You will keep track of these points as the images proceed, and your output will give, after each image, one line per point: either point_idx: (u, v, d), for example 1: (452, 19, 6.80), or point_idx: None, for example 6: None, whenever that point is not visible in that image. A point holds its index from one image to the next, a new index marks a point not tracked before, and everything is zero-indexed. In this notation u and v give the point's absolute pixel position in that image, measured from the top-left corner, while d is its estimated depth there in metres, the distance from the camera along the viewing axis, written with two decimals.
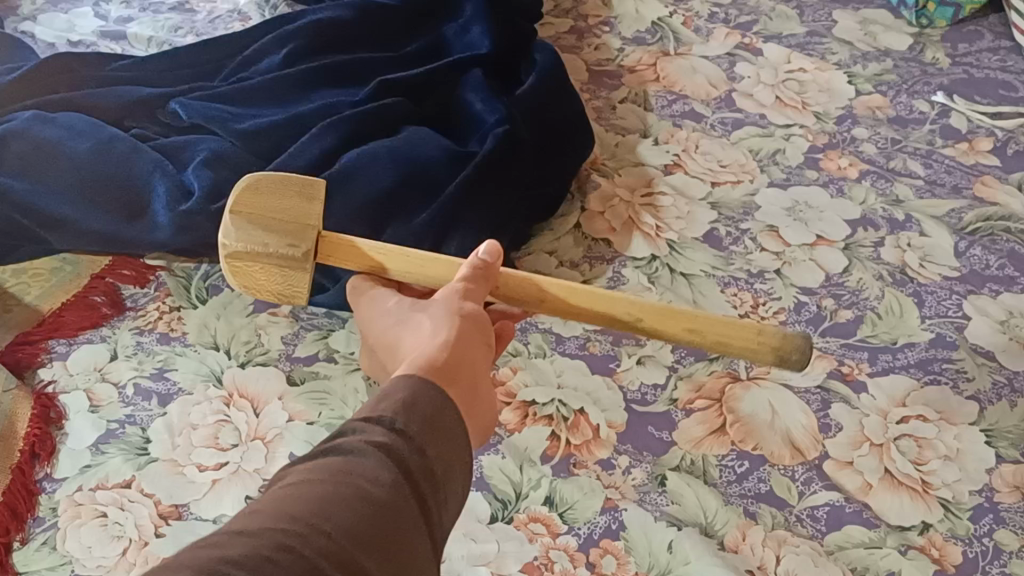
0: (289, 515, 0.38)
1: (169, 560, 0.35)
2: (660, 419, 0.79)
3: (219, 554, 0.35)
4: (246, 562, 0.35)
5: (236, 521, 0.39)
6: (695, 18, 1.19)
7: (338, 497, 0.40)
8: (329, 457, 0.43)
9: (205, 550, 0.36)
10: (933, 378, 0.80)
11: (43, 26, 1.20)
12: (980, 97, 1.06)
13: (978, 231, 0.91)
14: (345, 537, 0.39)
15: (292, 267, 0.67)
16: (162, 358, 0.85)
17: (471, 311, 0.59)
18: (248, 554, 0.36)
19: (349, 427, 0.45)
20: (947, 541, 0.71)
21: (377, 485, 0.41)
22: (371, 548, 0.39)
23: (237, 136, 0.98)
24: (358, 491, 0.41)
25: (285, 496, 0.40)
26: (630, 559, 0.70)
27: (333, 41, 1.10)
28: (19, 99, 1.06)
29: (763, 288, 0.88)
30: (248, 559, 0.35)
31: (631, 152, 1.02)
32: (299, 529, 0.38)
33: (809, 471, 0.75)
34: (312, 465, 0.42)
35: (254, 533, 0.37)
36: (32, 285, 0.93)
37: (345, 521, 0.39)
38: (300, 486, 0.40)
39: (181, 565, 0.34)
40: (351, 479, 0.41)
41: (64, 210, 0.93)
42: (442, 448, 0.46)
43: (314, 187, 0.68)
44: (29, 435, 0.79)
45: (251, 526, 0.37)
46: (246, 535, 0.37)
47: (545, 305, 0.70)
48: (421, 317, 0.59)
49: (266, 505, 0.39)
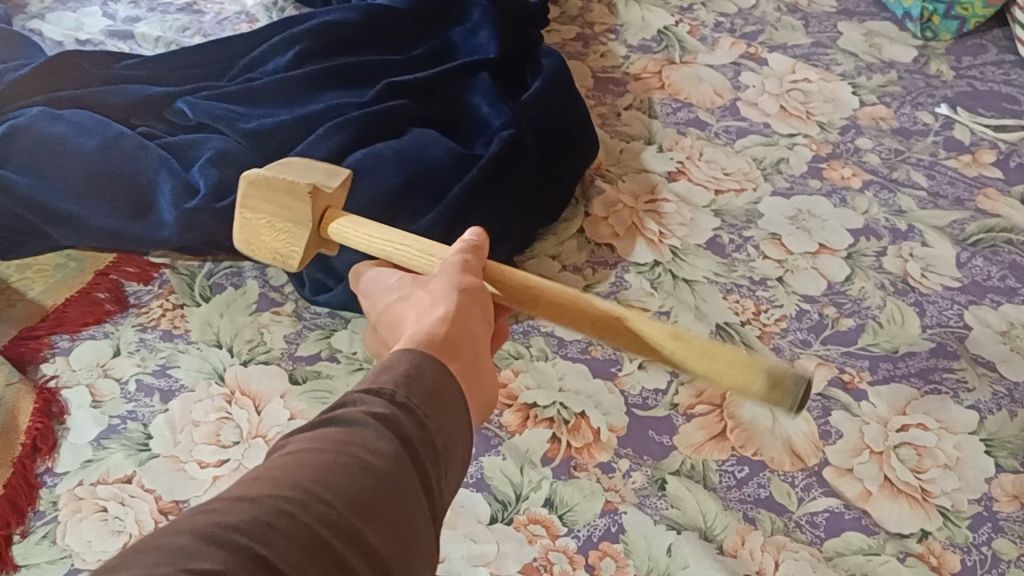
0: (290, 483, 0.38)
1: (171, 524, 0.36)
2: (660, 423, 0.79)
3: (220, 519, 0.36)
4: (246, 528, 0.35)
5: (238, 488, 0.39)
6: (700, 27, 1.20)
7: (338, 467, 0.40)
8: (329, 427, 0.43)
9: (206, 515, 0.36)
10: (933, 387, 0.81)
11: (52, 25, 1.21)
12: (983, 109, 1.06)
13: (980, 242, 0.92)
14: (345, 506, 0.39)
15: (292, 219, 0.69)
16: (165, 355, 0.86)
17: (472, 285, 0.58)
18: (248, 519, 0.36)
19: (350, 399, 0.45)
20: (946, 549, 0.71)
21: (377, 456, 0.41)
22: (371, 517, 0.39)
23: (243, 135, 0.98)
24: (358, 461, 0.41)
25: (285, 465, 0.40)
26: (629, 561, 0.70)
27: (341, 43, 1.11)
28: (26, 96, 1.07)
29: (765, 295, 0.88)
30: (249, 524, 0.36)
31: (635, 159, 1.02)
32: (299, 496, 0.38)
33: (809, 477, 0.75)
34: (313, 435, 0.42)
35: (255, 499, 0.37)
36: (36, 281, 0.93)
37: (345, 491, 0.39)
38: (301, 456, 0.40)
39: (182, 529, 0.35)
40: (352, 450, 0.41)
41: (69, 207, 0.94)
42: (443, 422, 0.46)
43: (339, 171, 0.71)
44: (31, 429, 0.80)
45: (252, 492, 0.38)
46: (247, 501, 0.37)
47: (538, 305, 0.66)
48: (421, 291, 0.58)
49: (267, 473, 0.39)
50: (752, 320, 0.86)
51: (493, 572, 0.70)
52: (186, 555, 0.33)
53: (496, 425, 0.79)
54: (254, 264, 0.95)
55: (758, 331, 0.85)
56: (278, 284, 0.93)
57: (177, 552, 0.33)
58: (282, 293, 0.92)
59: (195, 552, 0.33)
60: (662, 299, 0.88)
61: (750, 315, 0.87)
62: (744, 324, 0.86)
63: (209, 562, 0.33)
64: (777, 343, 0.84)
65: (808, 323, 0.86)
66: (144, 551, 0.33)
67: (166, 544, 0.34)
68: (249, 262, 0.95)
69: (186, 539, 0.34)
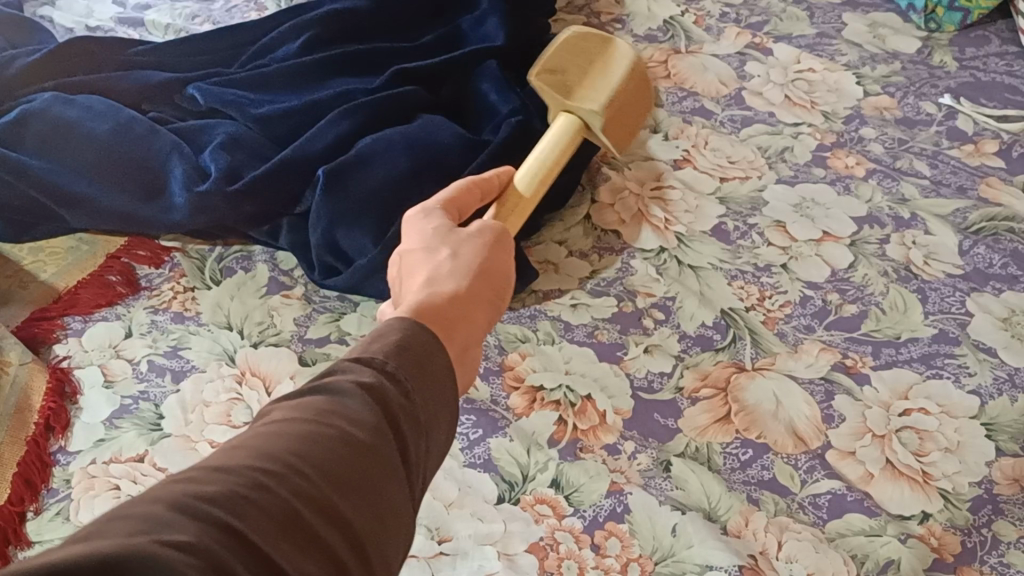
0: (268, 455, 0.37)
1: (145, 492, 0.35)
2: (666, 407, 0.80)
3: (193, 489, 0.34)
4: (221, 500, 0.34)
5: (216, 455, 0.38)
6: (706, 17, 1.20)
7: (319, 437, 0.39)
8: (311, 400, 0.42)
9: (181, 484, 0.35)
10: (935, 372, 0.82)
11: (62, 11, 1.22)
12: (986, 100, 1.07)
13: (982, 230, 0.93)
14: (322, 480, 0.38)
15: (618, 126, 0.85)
16: (176, 337, 0.87)
17: (486, 264, 0.59)
18: (223, 490, 0.35)
19: (337, 367, 0.45)
20: (946, 531, 0.72)
21: (358, 428, 0.41)
22: (346, 493, 0.38)
23: (254, 120, 1.00)
24: (338, 433, 0.40)
25: (265, 436, 0.39)
26: (634, 541, 0.72)
27: (349, 29, 1.12)
28: (38, 82, 1.08)
29: (769, 281, 0.89)
30: (224, 497, 0.34)
31: (641, 147, 1.04)
32: (276, 469, 0.37)
33: (812, 460, 0.76)
34: (295, 406, 0.42)
35: (232, 469, 0.36)
36: (48, 264, 0.95)
37: (323, 465, 0.38)
38: (278, 429, 0.40)
39: (155, 497, 0.34)
40: (332, 421, 0.41)
41: (82, 189, 0.95)
42: (429, 392, 0.46)
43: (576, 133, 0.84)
44: (45, 409, 0.81)
45: (230, 461, 0.37)
46: (223, 472, 0.36)
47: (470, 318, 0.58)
48: (427, 263, 0.58)
49: (245, 443, 0.39)
50: (757, 306, 0.87)
51: (500, 551, 0.71)
52: (158, 526, 0.32)
53: (503, 408, 0.80)
54: (264, 249, 0.96)
55: (762, 317, 0.86)
56: (287, 268, 0.94)
57: (147, 522, 0.32)
58: (291, 277, 0.93)
59: (170, 523, 0.32)
60: (667, 285, 0.90)
61: (755, 301, 0.88)
62: (748, 309, 0.87)
63: (183, 534, 0.32)
64: (781, 328, 0.85)
65: (811, 309, 0.87)
66: (113, 520, 0.32)
67: (138, 513, 0.32)
68: (260, 246, 0.96)
69: (159, 508, 0.33)
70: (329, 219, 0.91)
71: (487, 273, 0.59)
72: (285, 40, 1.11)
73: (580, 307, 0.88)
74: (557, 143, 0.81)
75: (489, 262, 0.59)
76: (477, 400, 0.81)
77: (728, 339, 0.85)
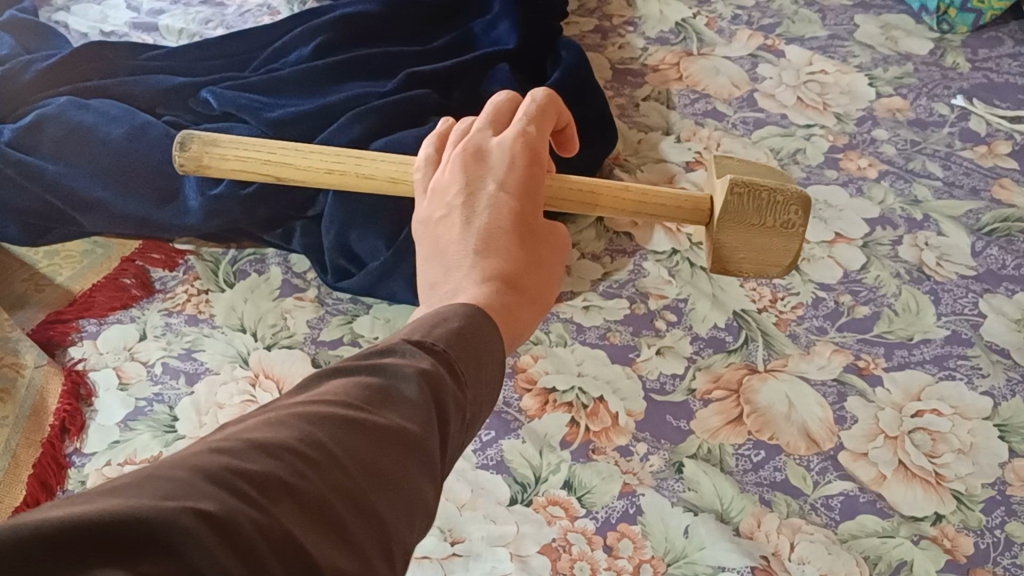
0: (311, 438, 0.35)
1: (180, 459, 0.33)
2: (678, 408, 0.80)
3: (234, 464, 0.32)
4: (260, 480, 0.32)
5: (257, 427, 0.36)
6: (718, 19, 1.20)
7: (367, 425, 0.38)
8: (363, 381, 0.41)
9: (220, 455, 0.33)
10: (948, 373, 0.82)
11: (77, 17, 1.23)
12: (999, 101, 1.07)
13: (995, 231, 0.92)
14: (360, 473, 0.36)
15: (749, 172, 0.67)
16: (190, 339, 0.87)
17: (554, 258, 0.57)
18: (266, 471, 0.33)
19: (395, 350, 0.43)
20: (959, 532, 0.72)
21: (409, 420, 0.39)
22: (381, 487, 0.36)
23: (267, 124, 1.01)
24: (390, 423, 0.38)
25: (310, 415, 0.37)
26: (647, 543, 0.72)
27: (361, 32, 1.13)
28: (53, 87, 1.09)
29: (782, 283, 0.89)
30: (264, 475, 0.33)
31: (653, 149, 1.04)
32: (317, 456, 0.35)
33: (824, 461, 0.76)
34: (348, 384, 0.40)
35: (271, 450, 0.34)
36: (64, 267, 0.96)
37: (363, 456, 0.36)
38: (323, 408, 0.38)
39: (191, 466, 0.32)
40: (383, 413, 0.39)
41: (97, 193, 0.96)
42: (479, 387, 0.45)
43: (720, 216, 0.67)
44: (61, 411, 0.82)
45: (273, 438, 0.35)
46: (264, 450, 0.34)
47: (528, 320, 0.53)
48: (507, 238, 0.53)
49: (289, 418, 0.37)
50: (769, 308, 0.87)
51: (513, 553, 0.72)
52: (191, 493, 0.30)
53: (516, 410, 0.81)
54: (276, 251, 0.96)
55: (774, 319, 0.86)
56: (300, 270, 0.94)
57: (179, 488, 0.30)
58: (304, 280, 0.93)
59: (201, 491, 0.31)
60: (679, 287, 0.90)
61: (767, 303, 0.88)
62: (761, 312, 0.87)
63: (213, 502, 0.30)
64: (793, 330, 0.85)
65: (824, 310, 0.87)
66: (143, 480, 0.31)
67: (175, 477, 0.31)
68: (272, 248, 0.96)
69: (193, 477, 0.31)
70: (341, 222, 0.91)
71: (550, 274, 0.56)
72: (299, 44, 1.12)
73: (591, 309, 0.88)
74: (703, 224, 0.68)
75: (555, 262, 0.57)
76: None
77: (740, 341, 0.85)
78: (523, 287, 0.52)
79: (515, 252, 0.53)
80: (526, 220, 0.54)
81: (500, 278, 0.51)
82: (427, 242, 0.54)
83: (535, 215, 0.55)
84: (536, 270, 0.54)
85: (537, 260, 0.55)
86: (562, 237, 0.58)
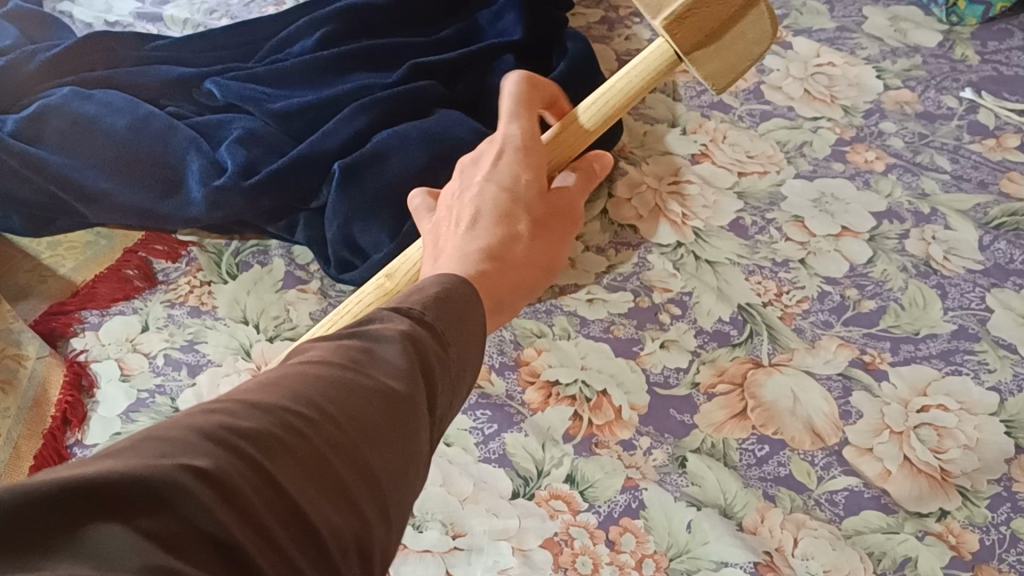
0: (303, 398, 0.37)
1: (178, 420, 0.34)
2: (682, 402, 0.80)
3: (228, 423, 0.34)
4: (255, 437, 0.34)
5: (251, 389, 0.37)
6: None
7: (355, 385, 0.39)
8: (346, 345, 0.42)
9: (214, 415, 0.35)
10: (955, 368, 0.81)
11: (82, 6, 1.22)
12: (1008, 94, 1.06)
13: (1003, 226, 0.92)
14: (354, 429, 0.37)
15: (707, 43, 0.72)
16: (193, 331, 0.86)
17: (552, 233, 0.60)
18: (260, 428, 0.34)
19: (376, 316, 0.44)
20: (964, 529, 0.71)
21: (395, 378, 0.40)
22: (376, 444, 0.38)
23: (271, 116, 1.00)
24: (376, 383, 0.40)
25: (300, 376, 0.38)
26: (650, 538, 0.72)
27: (367, 23, 1.13)
28: (57, 76, 1.09)
29: (787, 277, 0.89)
30: (259, 433, 0.34)
31: (659, 141, 1.04)
32: (310, 413, 0.36)
33: (829, 456, 0.76)
34: (335, 347, 0.42)
35: (265, 408, 0.35)
36: (67, 258, 0.96)
37: (353, 413, 0.38)
38: (312, 370, 0.39)
39: (189, 427, 0.33)
40: (370, 372, 0.40)
41: (100, 184, 0.95)
42: (462, 347, 0.46)
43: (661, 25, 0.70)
44: (62, 402, 0.81)
45: (265, 399, 0.36)
46: (258, 408, 0.35)
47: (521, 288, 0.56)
48: (495, 226, 0.56)
49: (279, 380, 0.38)
50: (774, 301, 0.87)
51: (516, 546, 0.72)
52: (188, 451, 0.32)
53: (519, 403, 0.80)
54: (280, 242, 0.95)
55: (780, 312, 0.86)
56: (303, 263, 0.93)
57: (176, 447, 0.32)
58: (307, 272, 0.92)
59: (197, 448, 0.32)
60: (684, 280, 0.89)
61: (772, 297, 0.87)
62: (766, 305, 0.86)
63: (208, 459, 0.32)
64: (798, 324, 0.85)
65: (830, 304, 0.86)
66: (143, 441, 0.33)
67: (173, 437, 0.33)
68: (276, 240, 0.96)
69: (191, 437, 0.33)
70: (345, 215, 0.92)
71: (543, 243, 0.59)
72: (303, 34, 1.12)
73: (596, 302, 0.88)
74: (644, 67, 0.73)
75: (553, 231, 0.60)
76: (492, 394, 0.81)
77: (745, 334, 0.84)
78: (508, 258, 0.56)
79: (494, 231, 0.56)
80: (518, 196, 0.59)
81: (477, 253, 0.54)
82: (437, 236, 0.59)
83: (528, 200, 0.59)
84: (523, 242, 0.57)
85: (525, 234, 0.57)
86: (563, 211, 0.62)
